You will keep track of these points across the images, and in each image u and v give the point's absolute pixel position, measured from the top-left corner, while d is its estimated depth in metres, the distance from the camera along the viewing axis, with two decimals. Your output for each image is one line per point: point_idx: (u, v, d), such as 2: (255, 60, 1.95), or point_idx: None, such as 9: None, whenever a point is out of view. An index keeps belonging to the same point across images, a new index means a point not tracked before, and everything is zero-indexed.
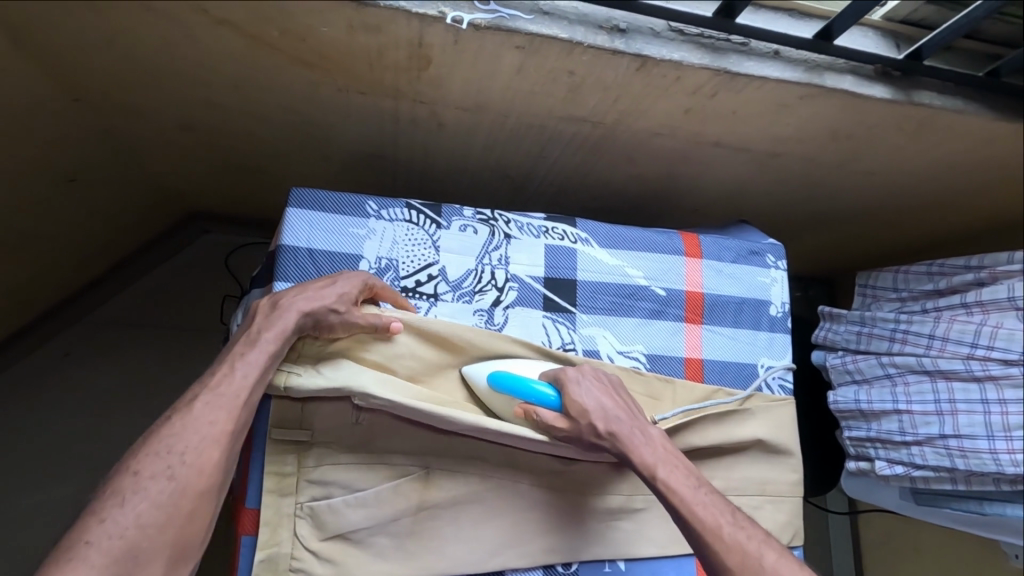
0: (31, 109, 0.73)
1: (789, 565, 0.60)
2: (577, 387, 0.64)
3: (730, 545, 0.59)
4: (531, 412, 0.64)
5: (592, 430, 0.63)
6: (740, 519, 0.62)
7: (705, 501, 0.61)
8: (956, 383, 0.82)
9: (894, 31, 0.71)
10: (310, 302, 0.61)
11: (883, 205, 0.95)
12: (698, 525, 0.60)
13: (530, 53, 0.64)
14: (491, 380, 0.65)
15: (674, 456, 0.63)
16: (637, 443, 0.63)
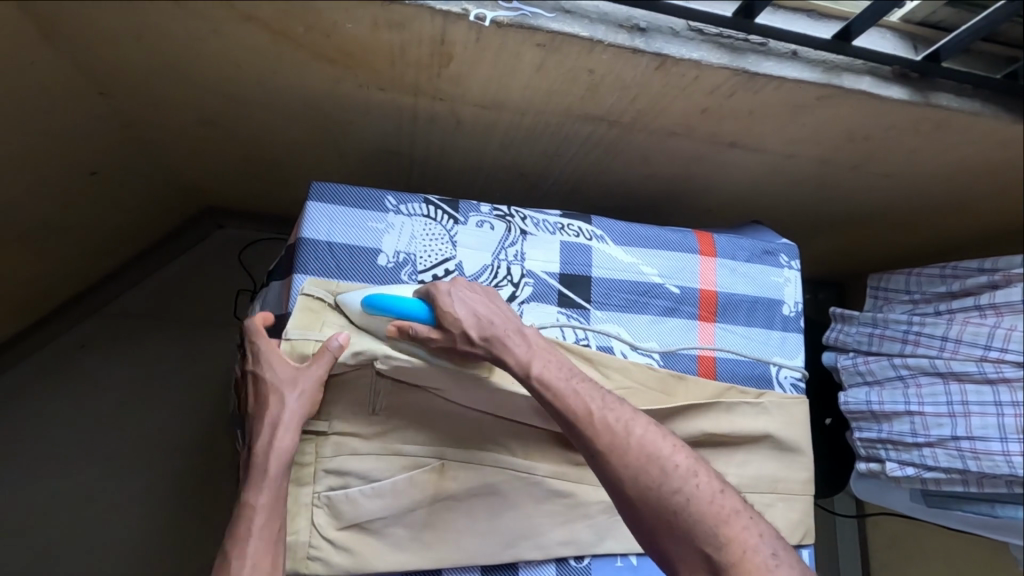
0: (57, 102, 0.74)
1: (657, 436, 0.61)
2: (447, 299, 0.63)
3: (600, 429, 0.61)
4: (406, 327, 0.62)
5: (465, 338, 0.62)
6: (609, 402, 0.63)
7: (577, 389, 0.62)
8: (969, 385, 0.82)
9: (913, 33, 0.71)
10: (279, 412, 0.60)
11: (897, 208, 0.95)
12: (570, 415, 0.61)
13: (551, 51, 0.64)
14: (367, 300, 0.64)
15: (547, 352, 0.64)
16: (511, 344, 0.63)
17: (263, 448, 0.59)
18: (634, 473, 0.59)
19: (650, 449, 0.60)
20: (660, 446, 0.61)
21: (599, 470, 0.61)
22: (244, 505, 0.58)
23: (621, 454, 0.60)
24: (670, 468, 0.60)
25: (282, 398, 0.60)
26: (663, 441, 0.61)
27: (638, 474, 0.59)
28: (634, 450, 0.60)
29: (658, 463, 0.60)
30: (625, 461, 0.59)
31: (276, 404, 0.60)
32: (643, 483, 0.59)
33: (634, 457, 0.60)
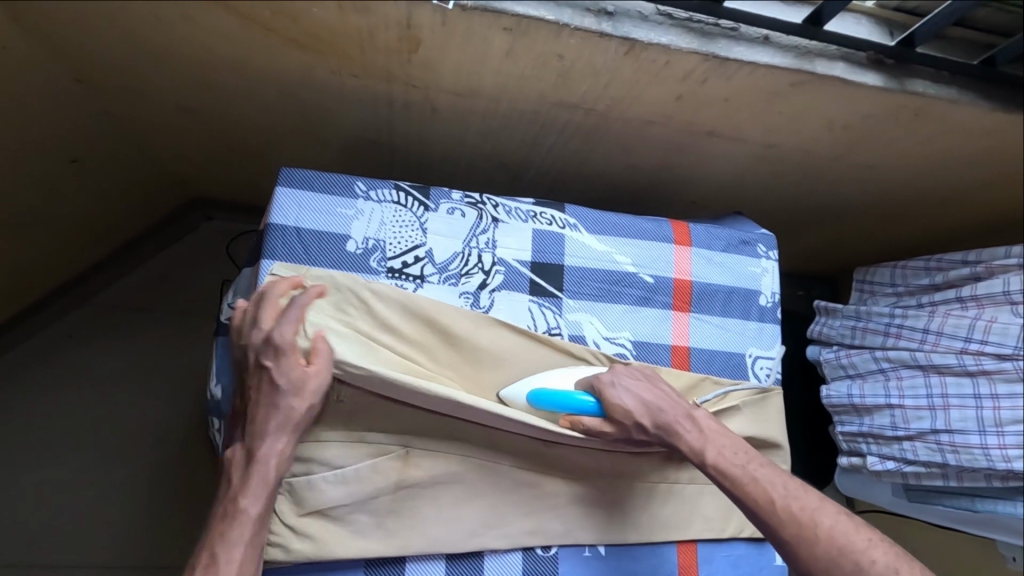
0: (33, 89, 0.75)
1: (843, 526, 0.64)
2: (615, 391, 0.65)
3: (785, 518, 0.64)
4: (577, 422, 0.65)
5: (640, 429, 0.66)
6: (793, 490, 0.65)
7: (756, 476, 0.65)
8: (949, 378, 0.81)
9: (887, 18, 0.70)
10: (274, 410, 0.59)
11: (882, 201, 0.94)
12: (753, 504, 0.64)
13: (518, 35, 0.64)
14: (532, 396, 0.66)
15: (721, 437, 0.67)
16: (684, 433, 0.67)
17: (261, 444, 0.59)
18: (826, 563, 0.63)
19: (841, 541, 0.63)
20: (852, 540, 0.63)
21: (790, 557, 0.64)
22: (229, 503, 0.59)
23: (810, 544, 0.63)
24: (865, 561, 0.63)
25: (279, 397, 0.59)
26: (854, 533, 0.64)
27: (830, 565, 0.62)
28: (823, 542, 0.63)
29: (850, 557, 0.63)
30: (815, 552, 0.63)
31: (273, 400, 0.59)
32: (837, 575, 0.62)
33: (824, 545, 0.63)
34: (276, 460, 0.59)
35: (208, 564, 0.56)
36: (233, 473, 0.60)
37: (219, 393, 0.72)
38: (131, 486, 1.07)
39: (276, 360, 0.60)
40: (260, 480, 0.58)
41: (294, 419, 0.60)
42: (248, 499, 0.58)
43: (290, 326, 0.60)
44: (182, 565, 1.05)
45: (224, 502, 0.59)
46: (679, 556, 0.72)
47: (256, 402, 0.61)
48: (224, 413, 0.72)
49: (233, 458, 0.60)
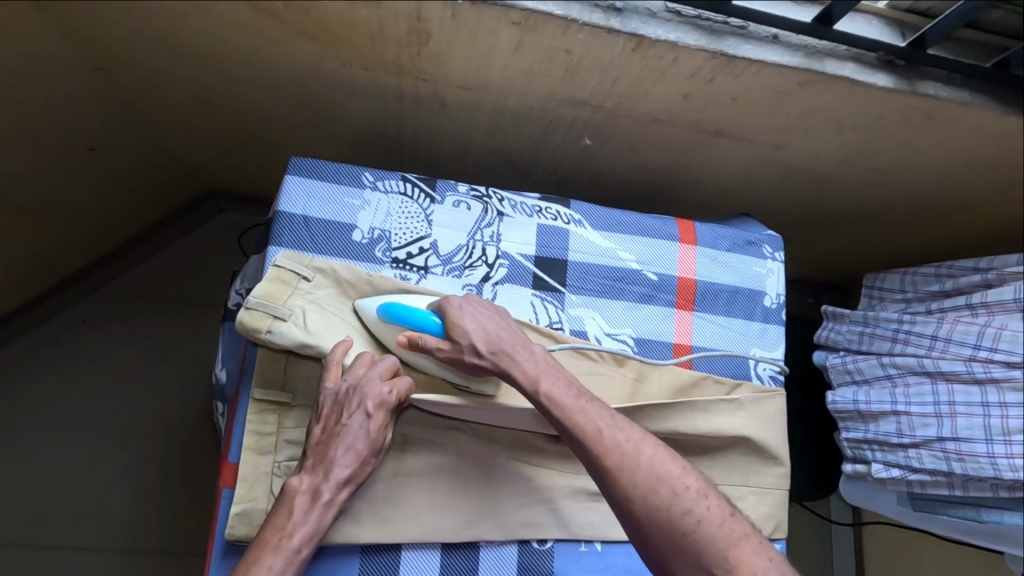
0: (54, 77, 0.76)
1: (664, 457, 0.62)
2: (459, 313, 0.63)
3: (610, 448, 0.60)
4: (417, 340, 0.62)
5: (474, 351, 0.62)
6: (618, 421, 0.62)
7: (586, 408, 0.62)
8: (956, 386, 0.80)
9: (900, 20, 0.70)
10: (349, 459, 0.60)
11: (892, 206, 0.93)
12: (578, 433, 0.61)
13: (527, 30, 0.65)
14: (382, 310, 0.64)
15: (555, 370, 0.64)
16: (520, 361, 0.63)
17: (326, 490, 0.59)
18: (643, 493, 0.60)
19: (661, 471, 0.61)
20: (669, 469, 0.61)
21: (608, 489, 0.61)
22: (276, 539, 0.57)
23: (630, 474, 0.60)
24: (681, 489, 0.60)
25: (362, 445, 0.61)
26: (673, 463, 0.61)
27: (646, 493, 0.59)
28: (642, 470, 0.60)
29: (668, 485, 0.60)
30: (635, 481, 0.60)
31: (352, 447, 0.60)
32: (652, 503, 0.59)
33: (644, 476, 0.60)
34: (336, 509, 0.59)
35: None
36: (291, 508, 0.58)
37: (223, 378, 0.73)
38: (138, 471, 1.09)
39: (350, 408, 0.61)
40: (315, 526, 0.58)
41: (363, 471, 0.61)
42: (303, 539, 0.57)
43: (334, 373, 0.62)
44: (185, 551, 1.06)
45: (276, 533, 0.57)
46: None
47: (324, 442, 0.60)
48: (228, 398, 0.73)
49: (297, 491, 0.58)
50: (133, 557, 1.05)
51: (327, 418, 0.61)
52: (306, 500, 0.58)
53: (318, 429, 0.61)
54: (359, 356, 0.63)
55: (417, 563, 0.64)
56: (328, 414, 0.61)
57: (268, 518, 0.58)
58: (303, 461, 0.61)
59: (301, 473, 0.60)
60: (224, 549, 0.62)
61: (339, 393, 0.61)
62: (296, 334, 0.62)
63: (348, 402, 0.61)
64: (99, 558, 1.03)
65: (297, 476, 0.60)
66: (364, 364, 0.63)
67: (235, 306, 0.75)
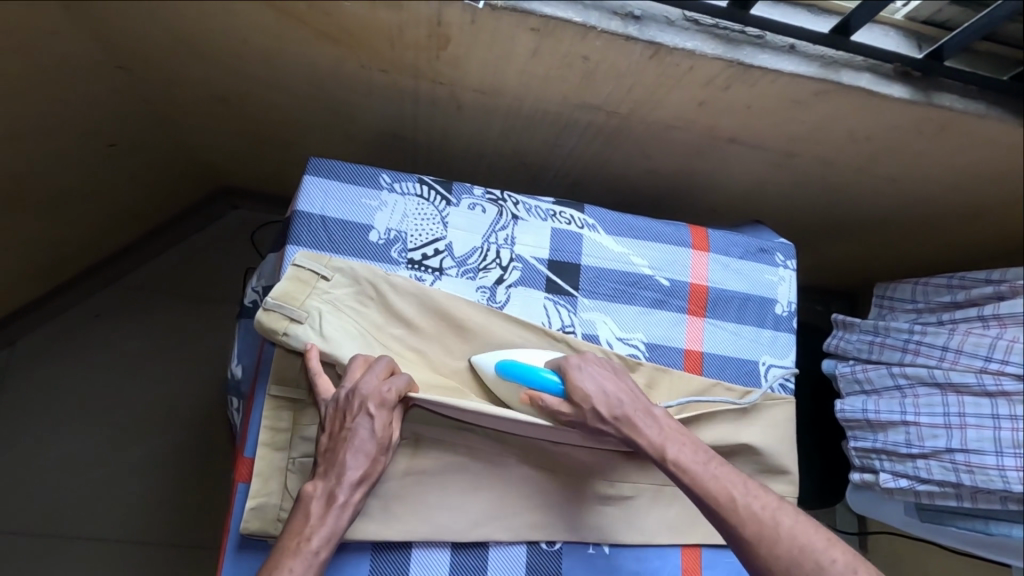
0: (79, 76, 0.78)
1: (806, 529, 0.62)
2: (579, 373, 0.65)
3: (745, 516, 0.61)
4: (537, 398, 0.64)
5: (597, 414, 0.63)
6: (751, 488, 0.63)
7: (717, 474, 0.63)
8: (967, 397, 0.80)
9: (916, 32, 0.70)
10: (359, 460, 0.60)
11: (905, 216, 0.93)
12: (711, 501, 0.62)
13: (545, 36, 0.65)
14: (499, 367, 0.66)
15: (680, 434, 0.65)
16: (642, 426, 0.65)
17: (340, 494, 0.59)
18: (785, 564, 0.60)
19: (802, 541, 0.61)
20: (813, 539, 0.61)
21: (747, 560, 0.61)
22: (295, 545, 0.57)
23: (770, 545, 0.60)
24: (826, 561, 0.60)
25: (370, 446, 0.61)
26: (815, 534, 0.61)
27: (791, 566, 0.60)
28: (784, 542, 0.60)
29: (811, 557, 0.60)
30: (776, 553, 0.60)
31: (361, 449, 0.60)
32: (796, 575, 0.60)
33: (785, 547, 0.60)
34: (353, 510, 0.60)
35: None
36: (307, 513, 0.59)
37: (239, 374, 0.74)
38: (149, 464, 1.10)
39: (352, 413, 0.61)
40: (332, 527, 0.59)
41: (376, 470, 0.61)
42: (321, 541, 0.58)
43: (353, 374, 0.62)
44: (195, 544, 1.08)
45: (295, 538, 0.58)
46: (682, 559, 0.72)
47: (332, 448, 0.61)
48: (243, 394, 0.74)
49: (312, 496, 0.59)
50: (144, 549, 1.06)
51: (332, 424, 0.62)
52: (321, 503, 0.59)
53: (326, 437, 0.62)
54: (354, 360, 0.63)
55: (427, 561, 0.65)
56: (334, 421, 0.61)
57: (288, 523, 0.59)
58: (316, 467, 0.61)
59: (315, 478, 0.60)
60: (238, 543, 0.63)
61: (339, 398, 0.62)
62: (311, 336, 0.63)
63: (350, 406, 0.61)
64: (111, 549, 1.05)
65: (311, 482, 0.60)
66: (359, 368, 0.62)
67: (251, 303, 0.76)
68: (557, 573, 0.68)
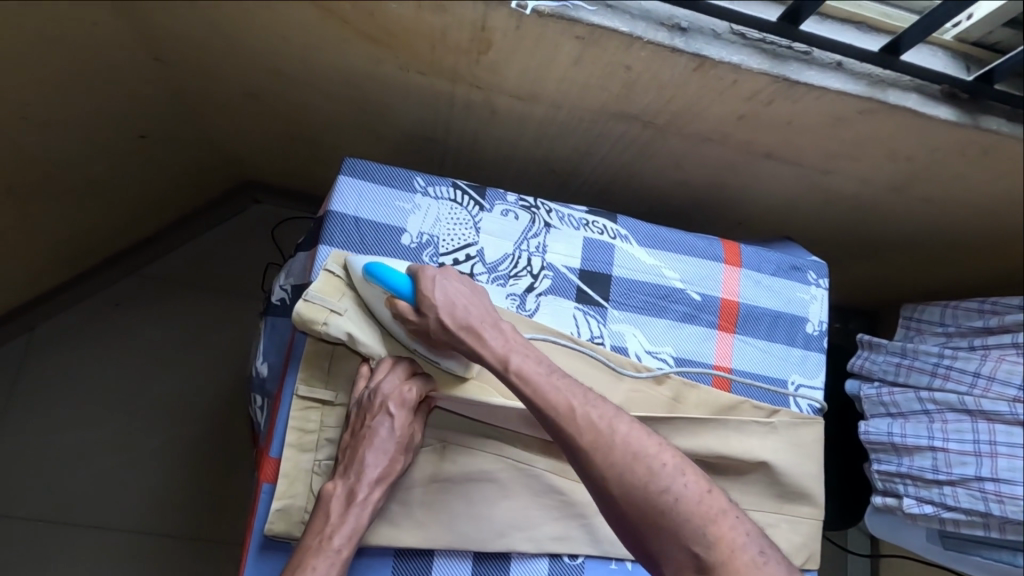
0: (117, 68, 0.78)
1: (641, 437, 0.59)
2: (431, 283, 0.62)
3: (582, 426, 0.59)
4: (394, 304, 0.63)
5: (442, 324, 0.62)
6: (592, 398, 0.61)
7: (557, 386, 0.61)
8: (998, 425, 0.78)
9: (966, 53, 0.69)
10: (379, 458, 0.61)
11: (938, 238, 0.92)
12: (550, 412, 0.59)
13: (590, 44, 0.65)
14: (366, 267, 0.63)
15: (524, 347, 0.63)
16: (487, 338, 0.63)
17: (360, 491, 0.60)
18: (619, 470, 0.57)
19: (636, 447, 0.58)
20: (645, 446, 0.59)
21: (586, 471, 0.59)
22: (316, 542, 0.59)
23: (605, 453, 0.58)
24: (658, 466, 0.58)
25: (390, 445, 0.62)
26: (648, 440, 0.59)
27: (624, 473, 0.57)
28: (619, 449, 0.58)
29: (644, 462, 0.58)
30: (610, 461, 0.58)
31: (381, 448, 0.61)
32: (628, 481, 0.57)
33: (619, 454, 0.58)
34: (372, 508, 0.60)
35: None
36: (328, 512, 0.60)
37: (265, 372, 0.74)
38: (163, 456, 1.10)
39: (371, 412, 0.62)
40: (353, 525, 0.59)
41: (394, 469, 0.62)
42: (343, 539, 0.59)
43: (386, 369, 0.64)
44: (205, 538, 1.07)
45: (317, 536, 0.59)
46: None
47: (352, 447, 0.62)
48: (269, 393, 0.74)
49: (332, 494, 0.60)
50: (155, 540, 1.06)
51: (354, 423, 0.63)
52: (341, 502, 0.60)
53: (346, 437, 0.63)
54: (384, 360, 0.65)
55: (448, 570, 0.64)
56: (354, 420, 0.63)
57: (310, 522, 0.60)
58: (337, 466, 0.62)
59: (335, 477, 0.61)
60: (261, 543, 0.63)
61: (362, 397, 0.63)
62: (353, 329, 0.64)
63: (369, 405, 0.62)
64: (122, 539, 1.05)
65: (332, 481, 0.61)
66: (384, 369, 0.64)
67: (278, 301, 0.75)
68: None
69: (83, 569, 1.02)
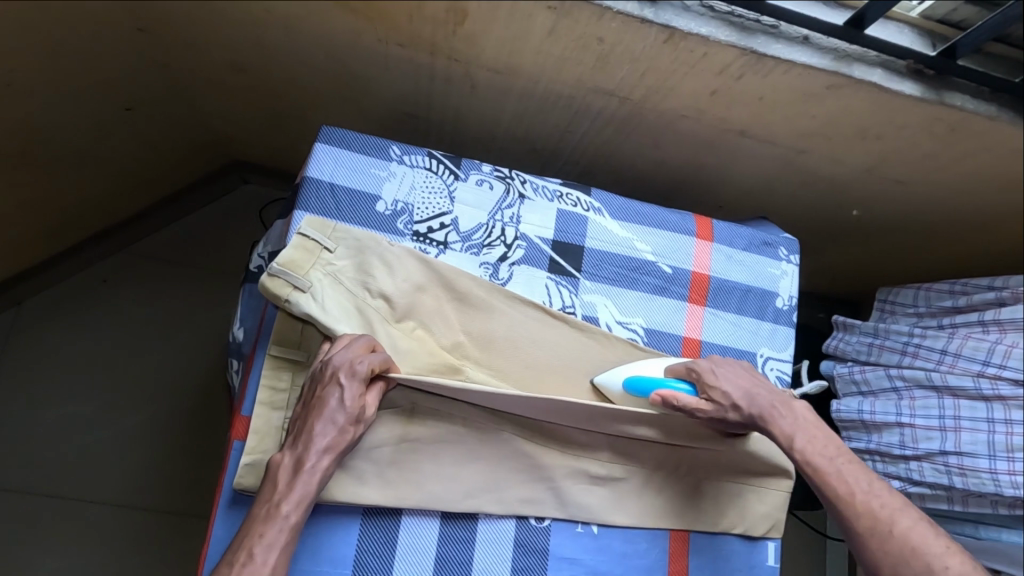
0: (103, 38, 0.78)
1: (923, 533, 0.62)
2: (713, 375, 0.67)
3: (861, 512, 0.63)
4: (672, 398, 0.64)
5: (732, 409, 0.66)
6: (875, 487, 0.64)
7: (841, 469, 0.65)
8: (963, 401, 0.80)
9: (931, 30, 0.71)
10: (327, 428, 0.59)
11: (911, 222, 0.93)
12: (831, 495, 0.64)
13: (562, 15, 0.66)
14: (629, 384, 0.68)
15: (814, 427, 0.67)
16: (776, 417, 0.67)
17: (308, 460, 0.58)
18: (894, 563, 0.61)
19: (918, 543, 0.61)
20: (931, 545, 0.61)
21: (862, 555, 0.63)
22: (263, 514, 0.56)
23: (881, 541, 0.62)
24: (939, 567, 0.60)
25: (340, 416, 0.59)
26: (934, 540, 0.61)
27: (898, 565, 0.61)
28: (897, 540, 0.61)
29: (926, 562, 0.60)
30: (886, 549, 0.61)
31: (332, 419, 0.59)
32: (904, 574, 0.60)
33: (896, 547, 0.61)
34: (322, 477, 0.58)
35: (245, 565, 0.53)
36: (275, 481, 0.58)
37: (241, 336, 0.74)
38: (147, 429, 1.11)
39: (322, 387, 0.60)
40: (302, 491, 0.57)
41: (345, 440, 0.60)
42: (291, 505, 0.56)
43: (343, 341, 0.62)
44: (189, 512, 1.08)
45: (265, 505, 0.57)
46: (671, 543, 0.73)
47: (302, 419, 0.60)
48: (244, 356, 0.74)
49: (280, 464, 0.58)
50: (138, 515, 1.07)
51: (306, 394, 0.61)
52: (289, 471, 0.58)
53: (298, 410, 0.61)
54: (341, 336, 0.63)
55: (416, 530, 0.66)
56: (307, 394, 0.61)
57: (259, 493, 0.58)
58: (288, 437, 0.61)
59: (284, 448, 0.60)
60: (231, 497, 0.64)
61: (315, 369, 0.62)
62: (313, 307, 0.63)
63: (322, 380, 0.60)
64: (103, 511, 1.06)
65: (280, 452, 0.60)
66: (340, 343, 0.62)
67: (256, 268, 0.76)
68: (545, 549, 0.69)
69: (65, 543, 1.03)
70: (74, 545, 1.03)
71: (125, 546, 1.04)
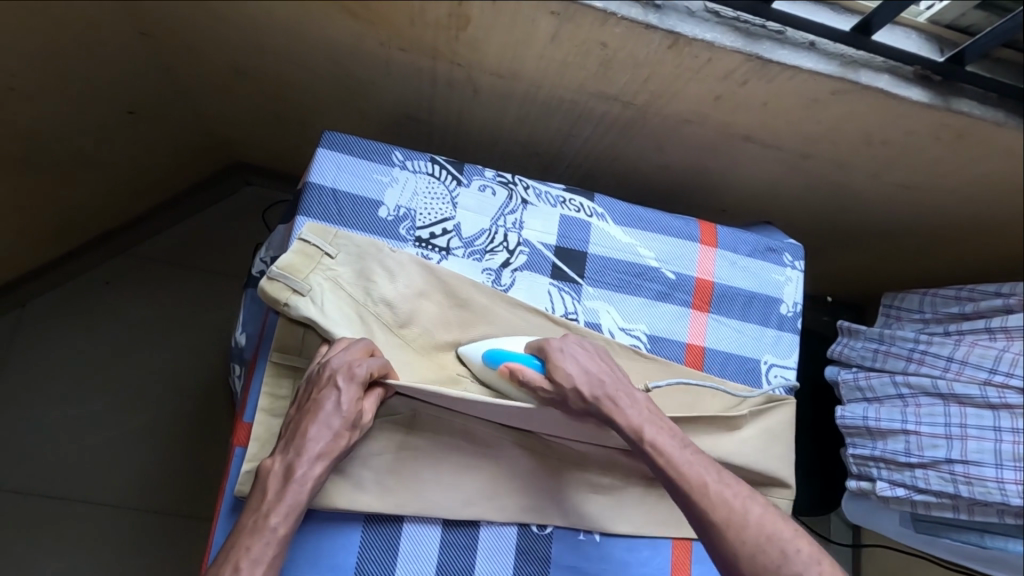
0: (105, 42, 0.78)
1: (773, 519, 0.61)
2: (560, 355, 0.64)
3: (715, 501, 0.61)
4: (519, 371, 0.64)
5: (578, 396, 0.63)
6: (725, 476, 0.63)
7: (691, 459, 0.63)
8: (969, 409, 0.79)
9: (939, 36, 0.70)
10: (322, 432, 0.59)
11: (916, 228, 0.93)
12: (686, 486, 0.61)
13: (565, 20, 0.66)
14: (489, 356, 0.66)
15: (657, 417, 0.65)
16: (622, 405, 0.64)
17: (300, 466, 0.57)
18: (750, 552, 0.59)
19: (769, 530, 0.60)
20: (779, 528, 0.61)
21: (714, 546, 0.61)
22: (249, 524, 0.56)
23: (738, 531, 0.60)
24: (792, 551, 0.60)
25: (336, 420, 0.59)
26: (782, 524, 0.61)
27: (756, 553, 0.59)
28: (751, 529, 0.60)
29: (778, 544, 0.60)
30: (742, 539, 0.60)
31: (327, 423, 0.59)
32: (760, 563, 0.59)
33: (752, 534, 0.60)
34: (312, 486, 0.58)
35: None
36: (265, 489, 0.57)
37: (243, 342, 0.74)
38: (149, 431, 1.11)
39: (317, 389, 0.60)
40: (292, 501, 0.57)
41: (339, 446, 0.59)
42: (280, 517, 0.56)
43: (342, 345, 0.62)
44: (190, 514, 1.08)
45: (253, 516, 0.56)
46: (673, 551, 0.72)
47: (295, 423, 0.60)
48: (246, 361, 0.74)
49: (270, 471, 0.58)
50: (140, 517, 1.07)
51: (301, 397, 0.61)
52: (279, 479, 0.57)
53: (290, 414, 0.61)
54: (340, 340, 0.63)
55: (418, 537, 0.65)
56: (301, 396, 0.61)
57: (247, 502, 0.58)
58: (280, 442, 0.60)
59: (275, 453, 0.59)
60: (231, 505, 0.64)
61: (312, 372, 0.62)
62: (312, 311, 0.63)
63: (318, 383, 0.60)
64: (105, 512, 1.06)
65: (271, 457, 0.59)
66: (339, 346, 0.62)
67: (258, 273, 0.76)
68: (547, 557, 0.69)
69: (68, 544, 1.03)
70: (76, 547, 1.03)
71: (127, 548, 1.05)
